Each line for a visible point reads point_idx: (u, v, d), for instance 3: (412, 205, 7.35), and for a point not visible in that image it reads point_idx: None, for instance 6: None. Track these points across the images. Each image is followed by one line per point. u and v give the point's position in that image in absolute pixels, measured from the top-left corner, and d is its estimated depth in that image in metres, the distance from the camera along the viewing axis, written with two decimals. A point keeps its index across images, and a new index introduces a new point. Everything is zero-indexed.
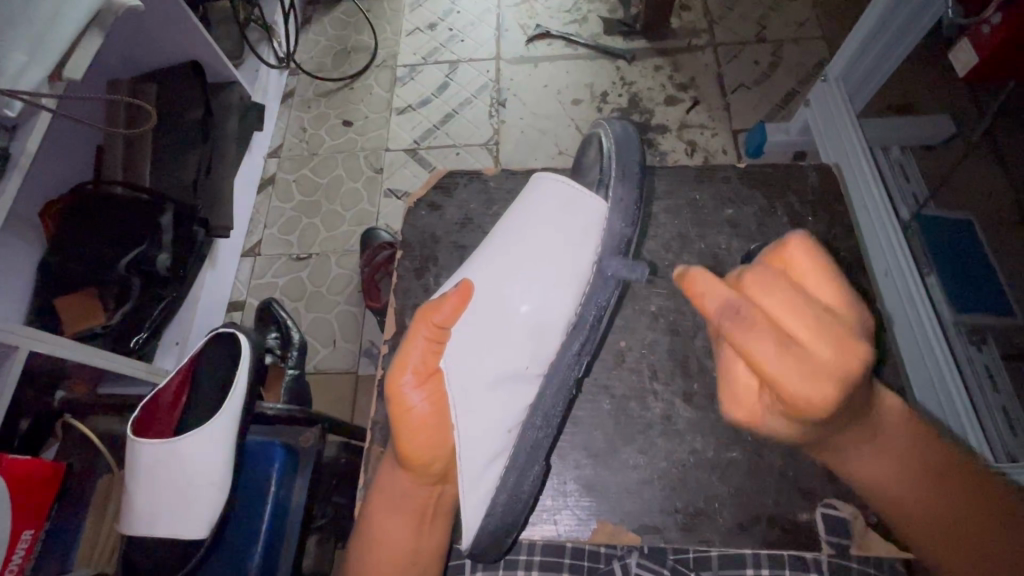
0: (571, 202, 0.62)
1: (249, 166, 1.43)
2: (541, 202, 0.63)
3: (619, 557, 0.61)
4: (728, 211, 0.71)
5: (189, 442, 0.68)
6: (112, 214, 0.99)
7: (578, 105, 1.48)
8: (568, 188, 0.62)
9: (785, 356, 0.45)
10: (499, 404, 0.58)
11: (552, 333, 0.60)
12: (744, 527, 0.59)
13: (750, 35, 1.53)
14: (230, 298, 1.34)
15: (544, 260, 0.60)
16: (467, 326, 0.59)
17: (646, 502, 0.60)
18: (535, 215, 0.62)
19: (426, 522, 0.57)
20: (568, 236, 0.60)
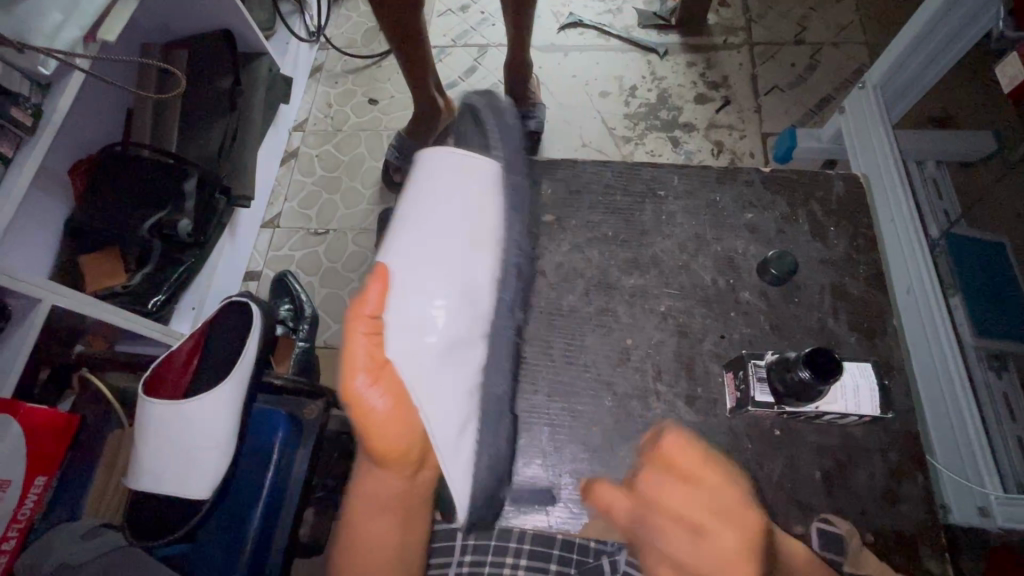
0: (463, 169, 0.57)
1: (275, 139, 1.45)
2: (440, 174, 0.57)
3: (607, 554, 0.57)
4: (749, 215, 0.60)
5: (198, 406, 0.68)
6: (140, 175, 1.02)
7: (605, 97, 1.47)
8: (454, 156, 0.58)
9: (690, 546, 0.45)
10: (452, 370, 0.51)
11: (483, 292, 0.54)
12: None
13: (789, 36, 1.49)
14: (247, 268, 1.37)
15: (461, 225, 0.55)
16: (400, 307, 0.52)
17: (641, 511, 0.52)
18: (433, 182, 0.57)
19: (411, 509, 0.55)
20: (473, 201, 0.56)
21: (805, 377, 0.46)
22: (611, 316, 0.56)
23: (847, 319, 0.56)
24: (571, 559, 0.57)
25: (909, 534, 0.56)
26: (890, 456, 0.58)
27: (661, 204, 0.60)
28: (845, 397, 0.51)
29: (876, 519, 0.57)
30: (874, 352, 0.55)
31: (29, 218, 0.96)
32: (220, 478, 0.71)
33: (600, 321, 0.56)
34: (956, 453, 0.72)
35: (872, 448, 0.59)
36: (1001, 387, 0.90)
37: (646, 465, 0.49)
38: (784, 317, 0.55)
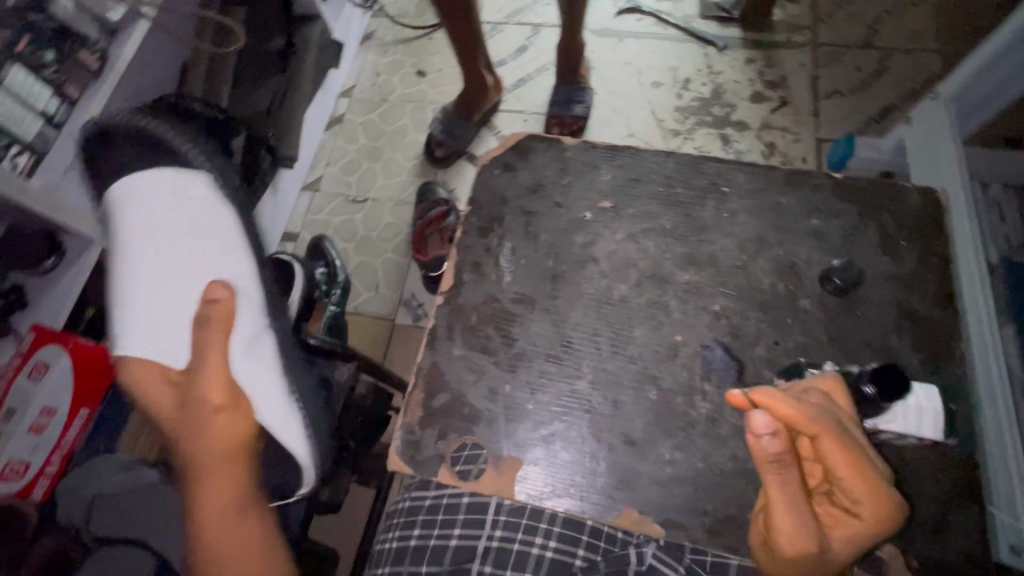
0: (180, 189, 0.75)
1: (321, 104, 1.46)
2: (179, 198, 0.76)
3: (634, 543, 0.52)
4: (815, 220, 0.58)
5: None
6: (191, 127, 1.02)
7: (657, 88, 1.43)
8: (175, 177, 0.76)
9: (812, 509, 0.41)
10: (265, 355, 0.71)
11: (243, 296, 0.72)
12: None
13: (857, 39, 1.42)
14: (285, 229, 1.39)
15: (227, 250, 0.76)
16: (246, 318, 0.69)
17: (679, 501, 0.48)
18: (150, 210, 0.76)
19: (246, 509, 0.59)
20: (199, 218, 0.76)
21: (868, 393, 0.47)
22: (662, 310, 0.55)
23: (911, 340, 0.54)
24: (600, 546, 0.52)
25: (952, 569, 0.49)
26: (944, 482, 0.51)
27: (723, 202, 0.60)
28: (905, 416, 0.50)
29: (921, 549, 0.50)
30: (935, 374, 0.53)
31: None
32: None
33: (650, 313, 0.55)
34: (999, 487, 0.69)
35: (926, 473, 0.51)
36: None
37: (687, 465, 0.48)
38: (846, 330, 0.54)
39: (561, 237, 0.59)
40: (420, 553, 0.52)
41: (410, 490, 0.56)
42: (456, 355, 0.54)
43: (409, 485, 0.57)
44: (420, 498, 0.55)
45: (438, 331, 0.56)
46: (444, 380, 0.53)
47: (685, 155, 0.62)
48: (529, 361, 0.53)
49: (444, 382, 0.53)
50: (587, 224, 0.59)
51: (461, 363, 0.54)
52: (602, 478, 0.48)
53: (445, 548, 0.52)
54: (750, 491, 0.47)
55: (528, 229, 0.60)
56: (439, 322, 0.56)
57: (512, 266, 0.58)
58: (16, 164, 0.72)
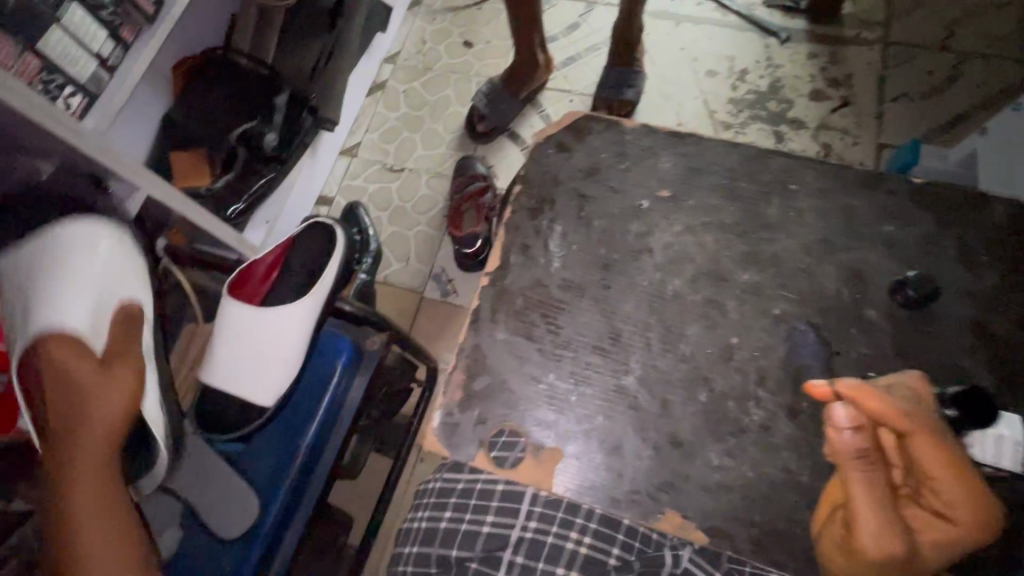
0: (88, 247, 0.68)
1: (365, 68, 1.44)
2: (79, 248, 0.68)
3: (670, 545, 0.51)
4: (888, 227, 0.54)
5: (274, 317, 0.71)
6: (236, 82, 1.04)
7: (712, 78, 1.37)
8: (81, 235, 0.68)
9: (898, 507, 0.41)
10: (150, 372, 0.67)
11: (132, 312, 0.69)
12: None
13: (932, 40, 1.34)
14: (321, 193, 1.39)
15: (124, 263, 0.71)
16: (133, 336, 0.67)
17: (722, 506, 0.47)
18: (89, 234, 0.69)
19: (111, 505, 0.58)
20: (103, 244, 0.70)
21: (950, 414, 0.46)
22: (718, 309, 0.53)
23: (985, 353, 0.50)
24: (635, 546, 0.51)
25: None
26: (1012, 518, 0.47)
27: (791, 199, 0.56)
28: (983, 444, 0.47)
29: None
30: (1007, 403, 0.49)
31: (134, 110, 0.99)
32: (284, 390, 0.72)
33: (704, 312, 0.53)
34: None
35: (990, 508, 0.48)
36: None
37: (736, 472, 0.48)
38: (913, 346, 0.50)
39: (616, 224, 0.57)
40: (451, 534, 0.52)
41: (442, 472, 0.56)
42: (498, 338, 0.53)
43: (441, 467, 0.57)
44: (453, 480, 0.55)
45: (481, 312, 0.54)
46: (485, 362, 0.53)
47: (755, 149, 0.59)
48: (574, 350, 0.52)
49: (487, 365, 0.52)
50: (643, 213, 0.57)
51: (504, 347, 0.53)
52: (647, 478, 0.48)
53: (478, 533, 0.52)
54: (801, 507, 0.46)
55: (582, 213, 0.57)
56: (482, 302, 0.55)
57: (561, 251, 0.56)
58: (69, 105, 0.72)
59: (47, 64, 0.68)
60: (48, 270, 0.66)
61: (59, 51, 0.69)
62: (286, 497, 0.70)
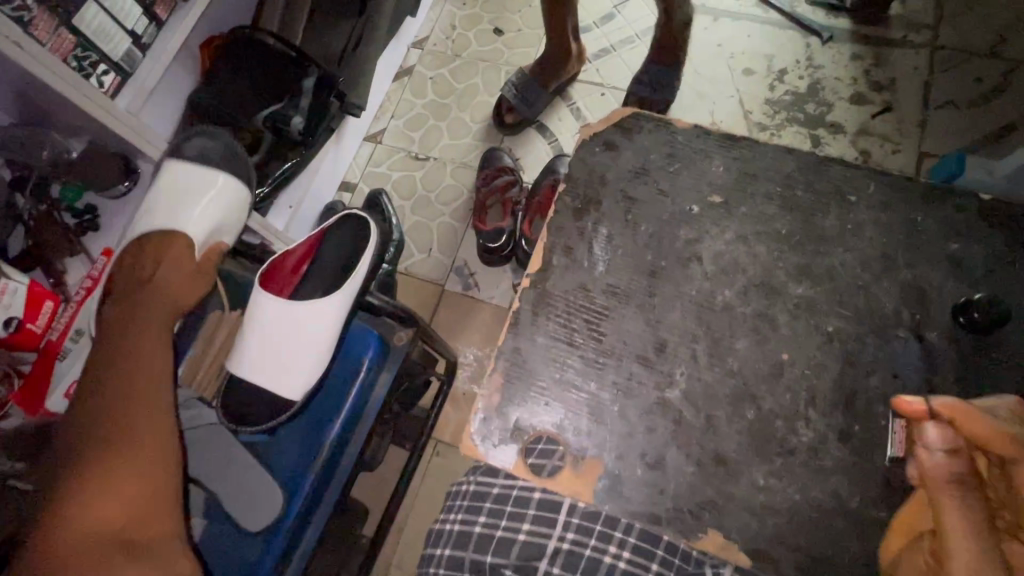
0: (214, 191, 0.81)
1: (393, 53, 1.42)
2: (204, 187, 0.80)
3: (712, 564, 0.49)
4: (953, 245, 0.51)
5: (307, 310, 0.70)
6: (263, 62, 1.01)
7: (749, 76, 1.33)
8: (209, 179, 0.80)
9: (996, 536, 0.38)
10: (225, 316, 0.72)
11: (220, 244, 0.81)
12: None
13: (982, 46, 1.29)
14: (344, 178, 1.38)
15: (233, 213, 0.82)
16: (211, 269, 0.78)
17: (771, 530, 0.44)
18: (212, 184, 0.81)
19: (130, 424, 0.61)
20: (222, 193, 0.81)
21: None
22: (768, 323, 0.50)
23: None
24: (675, 564, 0.50)
25: None
26: None
27: (848, 211, 0.53)
28: None
29: None
30: None
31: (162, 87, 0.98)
32: (312, 386, 0.72)
33: (754, 326, 0.50)
34: None
35: None
36: None
37: (782, 494, 0.45)
38: (979, 373, 0.48)
39: (664, 228, 0.54)
40: (485, 540, 0.51)
41: (476, 476, 0.55)
42: (538, 343, 0.51)
43: (475, 471, 0.56)
44: (487, 484, 0.54)
45: (521, 314, 0.52)
46: (524, 364, 0.50)
47: (813, 156, 0.56)
48: (618, 359, 0.49)
49: (525, 371, 0.50)
50: (694, 218, 0.54)
51: (543, 352, 0.50)
52: (690, 495, 0.45)
53: (513, 541, 0.51)
54: (854, 535, 0.44)
55: (629, 217, 0.55)
56: (523, 304, 0.53)
57: (606, 254, 0.54)
58: (102, 83, 0.70)
59: (82, 41, 0.67)
60: (179, 194, 0.79)
61: (95, 29, 0.68)
62: (309, 495, 0.69)
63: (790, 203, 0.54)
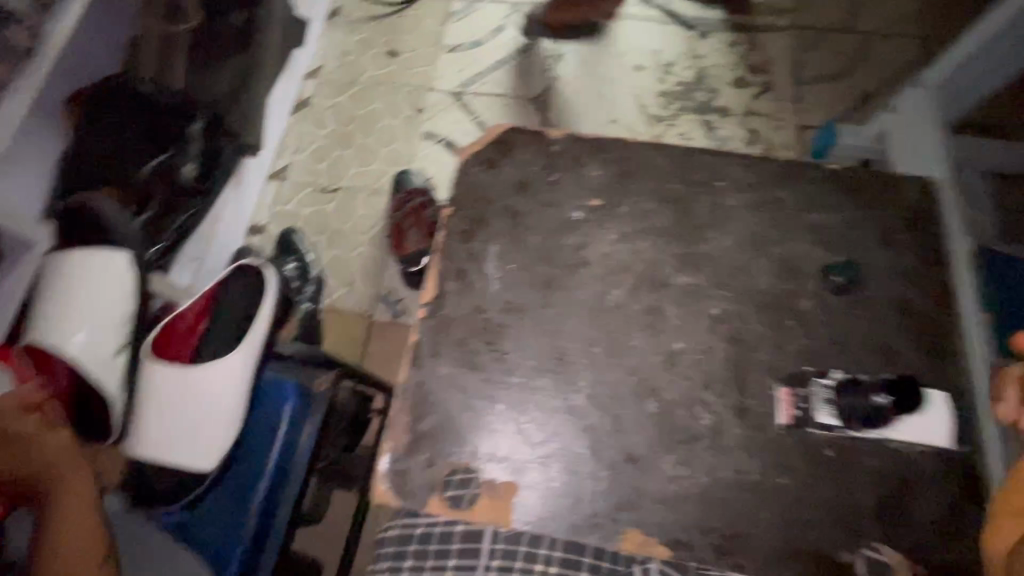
0: (93, 286, 0.70)
1: (285, 86, 1.37)
2: (82, 283, 0.70)
3: (640, 560, 0.49)
4: (813, 215, 0.54)
5: (205, 373, 0.66)
6: (144, 113, 0.95)
7: (639, 72, 1.39)
8: (86, 273, 0.70)
9: None
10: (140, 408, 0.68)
11: (108, 347, 0.70)
12: (782, 559, 0.44)
13: (838, 23, 1.41)
14: (252, 222, 1.32)
15: (116, 305, 0.71)
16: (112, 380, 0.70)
17: (683, 517, 0.45)
18: (91, 277, 0.70)
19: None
20: (105, 287, 0.71)
21: (883, 402, 0.45)
22: (659, 316, 0.51)
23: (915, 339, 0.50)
24: (605, 569, 0.49)
25: None
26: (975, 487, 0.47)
27: (718, 197, 0.56)
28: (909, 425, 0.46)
29: (933, 553, 0.44)
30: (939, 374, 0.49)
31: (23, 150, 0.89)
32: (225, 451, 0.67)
33: (646, 321, 0.51)
34: None
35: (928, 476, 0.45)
36: None
37: (693, 480, 0.46)
38: (849, 329, 0.50)
39: (552, 239, 0.55)
40: None
41: (397, 519, 0.52)
42: (441, 373, 0.50)
43: (395, 515, 0.52)
44: (409, 528, 0.51)
45: (421, 347, 0.51)
46: (429, 397, 0.49)
47: (680, 149, 0.58)
48: (520, 376, 0.49)
49: (431, 404, 0.49)
50: (577, 225, 0.55)
51: (447, 383, 0.50)
52: (604, 498, 0.46)
53: None
54: (761, 507, 0.45)
55: (515, 230, 0.55)
56: (421, 335, 0.52)
57: (498, 272, 0.54)
58: None
59: None
60: (56, 296, 0.70)
61: None
62: (240, 565, 0.65)
63: (666, 196, 0.56)
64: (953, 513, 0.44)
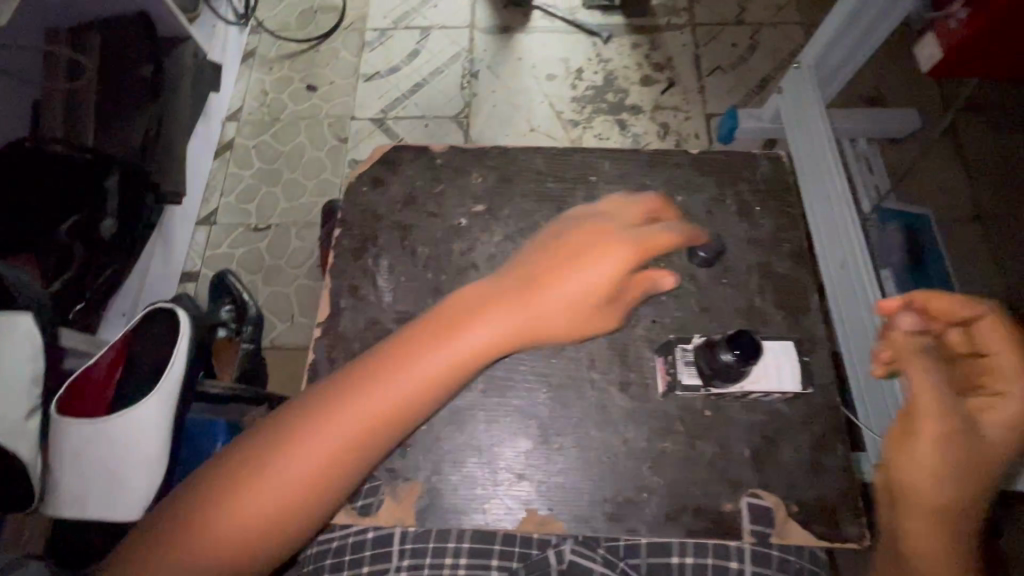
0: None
1: (206, 129, 1.37)
2: None
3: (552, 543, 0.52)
4: (678, 196, 0.60)
5: (118, 423, 0.65)
6: (51, 173, 0.88)
7: (552, 81, 1.45)
8: None
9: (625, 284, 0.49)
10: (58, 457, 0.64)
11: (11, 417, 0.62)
12: (671, 518, 0.47)
13: (730, 17, 1.50)
14: (185, 268, 1.30)
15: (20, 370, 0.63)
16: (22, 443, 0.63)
17: (579, 492, 0.48)
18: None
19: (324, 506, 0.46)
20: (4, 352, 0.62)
21: (728, 360, 0.46)
22: None
23: (774, 298, 0.55)
24: (516, 554, 0.52)
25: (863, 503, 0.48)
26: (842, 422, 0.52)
27: (592, 190, 0.60)
28: (766, 373, 0.49)
29: (804, 491, 0.48)
30: (799, 327, 0.55)
31: None
32: (151, 498, 0.66)
33: None
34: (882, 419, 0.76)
35: (797, 422, 0.50)
36: None
37: (585, 455, 0.49)
38: (715, 296, 0.55)
39: (440, 247, 0.58)
40: None
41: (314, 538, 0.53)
42: None
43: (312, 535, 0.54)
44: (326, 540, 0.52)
45: (320, 365, 0.53)
46: None
47: (554, 149, 0.63)
48: None
49: None
50: (464, 230, 0.59)
51: None
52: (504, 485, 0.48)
53: None
54: (648, 471, 0.48)
55: (406, 242, 0.58)
56: (320, 353, 0.54)
57: (391, 284, 0.57)
58: None
59: None
60: None
61: None
62: None
63: (544, 195, 0.60)
64: (817, 451, 0.49)
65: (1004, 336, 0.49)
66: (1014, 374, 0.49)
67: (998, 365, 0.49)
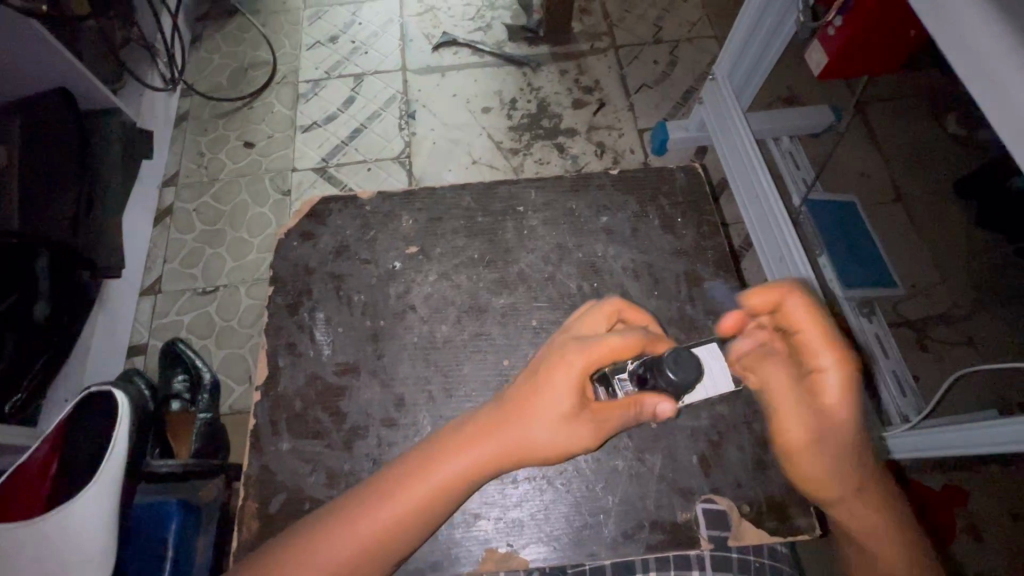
0: None
1: (141, 197, 1.33)
2: None
3: None
4: (603, 217, 0.62)
5: (54, 520, 0.62)
6: None
7: (487, 113, 1.49)
8: None
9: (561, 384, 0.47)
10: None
11: None
12: (629, 536, 0.50)
13: (648, 36, 1.58)
14: (130, 342, 1.24)
15: None
16: None
17: (548, 529, 0.51)
18: None
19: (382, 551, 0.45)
20: None
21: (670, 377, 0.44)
22: (485, 340, 0.56)
23: (703, 304, 0.58)
24: None
25: (779, 496, 0.52)
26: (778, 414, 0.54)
27: (521, 220, 0.62)
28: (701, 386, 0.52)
29: (750, 489, 0.53)
30: None
31: None
32: None
33: (474, 346, 0.56)
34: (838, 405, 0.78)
35: (737, 422, 0.55)
36: (873, 329, 1.03)
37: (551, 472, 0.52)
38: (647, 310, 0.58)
39: (375, 294, 0.58)
40: None
41: None
42: (285, 449, 0.52)
43: None
44: None
45: (262, 429, 0.53)
46: (276, 481, 0.51)
47: (480, 185, 0.64)
48: (365, 432, 0.52)
49: (278, 483, 0.51)
50: (398, 274, 0.59)
51: (292, 456, 0.52)
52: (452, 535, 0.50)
53: None
54: (604, 494, 0.52)
55: (340, 294, 0.58)
56: (261, 418, 0.54)
57: (329, 338, 0.57)
58: None
59: None
60: None
61: None
62: None
63: (475, 230, 0.61)
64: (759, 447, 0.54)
65: (808, 312, 0.49)
66: (822, 345, 0.48)
67: (807, 339, 0.49)
